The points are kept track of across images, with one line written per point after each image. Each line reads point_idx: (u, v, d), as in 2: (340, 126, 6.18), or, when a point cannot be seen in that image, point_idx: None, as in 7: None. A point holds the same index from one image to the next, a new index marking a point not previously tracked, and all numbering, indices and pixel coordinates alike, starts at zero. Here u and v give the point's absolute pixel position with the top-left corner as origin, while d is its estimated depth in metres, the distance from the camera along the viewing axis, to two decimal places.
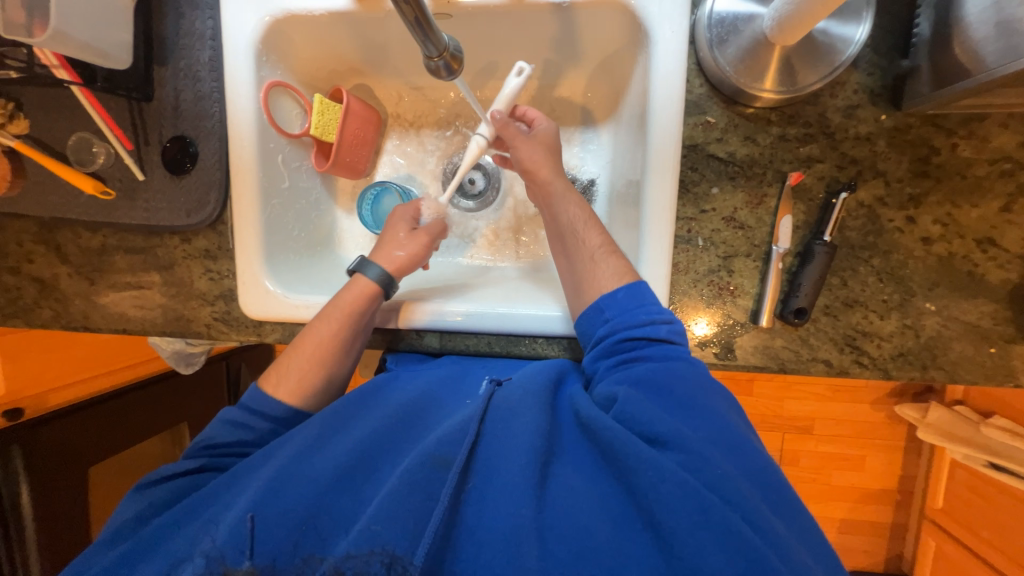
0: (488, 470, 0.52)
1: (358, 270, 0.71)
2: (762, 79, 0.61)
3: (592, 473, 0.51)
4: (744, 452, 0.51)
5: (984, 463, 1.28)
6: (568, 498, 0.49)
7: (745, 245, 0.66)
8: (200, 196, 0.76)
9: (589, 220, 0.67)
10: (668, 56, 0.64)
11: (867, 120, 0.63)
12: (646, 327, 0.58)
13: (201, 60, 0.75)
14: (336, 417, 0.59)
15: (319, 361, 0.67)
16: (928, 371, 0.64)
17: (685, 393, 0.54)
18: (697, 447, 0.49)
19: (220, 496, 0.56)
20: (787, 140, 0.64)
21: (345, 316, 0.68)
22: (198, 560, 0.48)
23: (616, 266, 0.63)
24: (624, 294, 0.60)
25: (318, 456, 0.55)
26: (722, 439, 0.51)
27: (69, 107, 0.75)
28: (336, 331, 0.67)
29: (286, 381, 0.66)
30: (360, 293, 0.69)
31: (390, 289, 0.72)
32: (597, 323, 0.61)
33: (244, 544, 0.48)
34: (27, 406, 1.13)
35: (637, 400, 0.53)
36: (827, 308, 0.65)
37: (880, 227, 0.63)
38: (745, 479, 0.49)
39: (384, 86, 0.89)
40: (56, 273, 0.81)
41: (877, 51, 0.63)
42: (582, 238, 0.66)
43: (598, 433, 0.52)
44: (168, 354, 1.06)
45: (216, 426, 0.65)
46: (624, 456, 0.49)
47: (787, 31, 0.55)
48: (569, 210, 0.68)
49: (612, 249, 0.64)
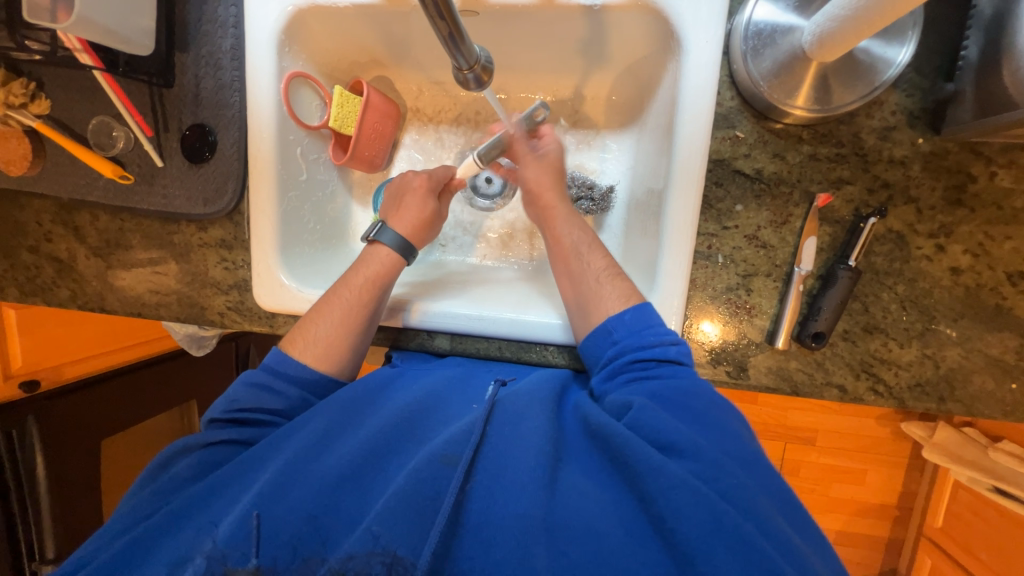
0: (495, 467, 0.52)
1: (373, 237, 0.73)
2: (795, 96, 0.59)
3: (594, 478, 0.52)
4: (758, 466, 0.51)
5: (988, 487, 1.28)
6: (575, 497, 0.49)
7: (766, 264, 0.65)
8: (217, 186, 0.76)
9: (592, 244, 0.68)
10: (700, 67, 0.62)
11: (903, 143, 0.61)
12: (654, 348, 0.58)
13: (222, 48, 0.74)
14: (339, 415, 0.60)
15: (347, 324, 0.67)
16: (945, 403, 0.63)
17: (700, 407, 0.54)
18: (710, 455, 0.50)
19: (230, 485, 0.56)
20: (818, 160, 0.63)
21: (373, 287, 0.69)
22: (199, 560, 0.48)
23: (621, 288, 0.63)
24: (631, 316, 0.60)
25: (323, 453, 0.55)
26: (738, 453, 0.52)
27: (90, 90, 0.75)
28: (364, 299, 0.68)
29: (313, 346, 0.66)
30: (386, 264, 0.72)
31: (410, 255, 0.75)
32: (605, 345, 0.61)
33: (247, 545, 0.49)
34: (44, 378, 1.13)
35: (653, 410, 0.53)
36: (845, 333, 0.64)
37: (908, 254, 0.62)
38: (763, 493, 0.49)
39: (404, 79, 0.88)
40: (74, 253, 0.82)
41: (919, 71, 0.60)
42: (587, 260, 0.66)
43: (609, 441, 0.52)
44: (181, 337, 1.07)
45: (238, 388, 0.66)
46: (635, 463, 0.50)
47: (828, 48, 0.53)
48: (571, 233, 0.69)
49: (618, 273, 0.65)
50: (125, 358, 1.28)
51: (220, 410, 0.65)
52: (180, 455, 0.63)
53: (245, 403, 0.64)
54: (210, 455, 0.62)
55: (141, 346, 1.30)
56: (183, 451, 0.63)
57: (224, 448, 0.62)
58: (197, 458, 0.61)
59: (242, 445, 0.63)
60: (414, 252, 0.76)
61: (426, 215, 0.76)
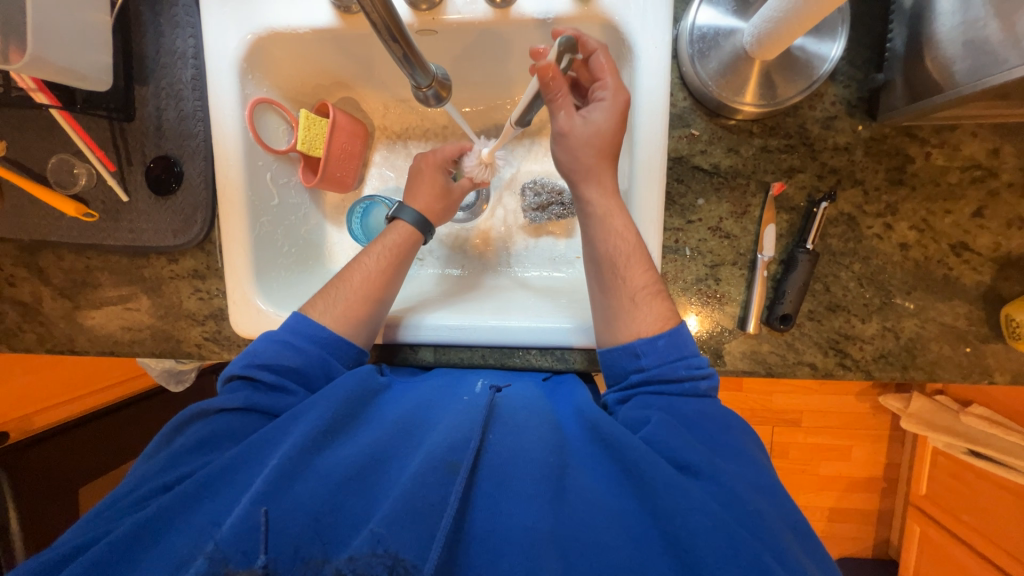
0: (499, 474, 0.53)
1: (394, 215, 0.76)
2: (743, 93, 0.62)
3: (601, 486, 0.53)
4: (772, 492, 0.53)
5: (964, 450, 1.33)
6: (579, 503, 0.50)
7: (731, 254, 0.68)
8: (186, 216, 0.75)
9: (637, 255, 0.63)
10: (652, 70, 0.65)
11: (845, 131, 0.65)
12: (683, 383, 0.59)
13: (183, 79, 0.74)
14: (341, 412, 0.59)
15: (367, 289, 0.70)
16: (908, 371, 0.67)
17: (713, 429, 0.56)
18: (728, 480, 0.51)
19: (232, 478, 0.55)
20: (769, 151, 0.66)
21: (390, 257, 0.73)
22: (199, 561, 0.44)
23: (659, 309, 0.62)
24: (665, 342, 0.60)
25: (323, 456, 0.55)
26: (756, 479, 0.53)
27: (47, 129, 0.74)
28: (384, 266, 0.72)
29: (335, 307, 0.68)
30: (401, 237, 0.75)
31: (426, 233, 0.78)
32: (630, 363, 0.61)
33: (250, 545, 0.45)
34: (13, 429, 1.09)
35: (668, 425, 0.55)
36: (811, 313, 0.67)
37: (859, 234, 0.65)
38: (780, 517, 0.50)
39: (370, 99, 0.90)
40: (39, 295, 0.80)
41: (852, 63, 0.64)
42: (625, 277, 0.63)
43: (623, 454, 0.53)
44: (158, 373, 1.04)
45: (260, 344, 0.65)
46: (653, 480, 0.51)
47: (768, 46, 0.57)
48: (611, 241, 0.64)
49: (657, 291, 0.62)
50: (106, 398, 1.23)
51: (239, 366, 0.63)
52: (193, 423, 0.62)
53: (266, 359, 0.63)
54: (224, 427, 0.60)
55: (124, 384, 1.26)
56: (200, 417, 0.62)
57: (241, 415, 0.61)
58: (212, 429, 0.60)
59: (258, 412, 0.62)
60: (431, 231, 0.79)
61: (440, 190, 0.79)
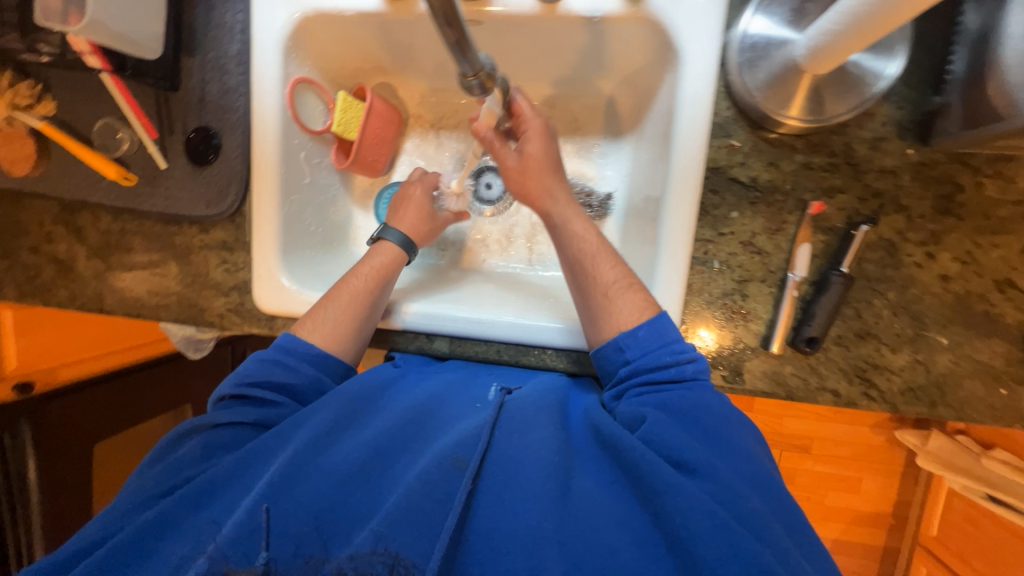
0: (505, 473, 0.52)
1: (379, 236, 0.75)
2: (788, 106, 0.61)
3: (605, 488, 0.52)
4: (769, 489, 0.52)
5: (982, 494, 1.29)
6: (584, 509, 0.49)
7: (761, 270, 0.66)
8: (220, 188, 0.77)
9: (603, 252, 0.64)
10: (696, 77, 0.64)
11: (893, 153, 0.63)
12: (670, 369, 0.58)
13: (229, 53, 0.76)
14: (351, 408, 0.60)
15: (354, 310, 0.68)
16: (937, 408, 0.64)
17: (711, 424, 0.54)
18: (728, 477, 0.50)
19: (239, 476, 0.56)
20: (811, 169, 0.64)
21: (378, 277, 0.71)
22: (199, 562, 0.47)
23: (635, 301, 0.61)
24: (646, 333, 0.59)
25: (331, 449, 0.56)
26: (749, 474, 0.52)
27: (97, 93, 0.76)
28: (371, 287, 0.70)
29: (322, 328, 0.67)
30: (389, 258, 0.73)
31: (413, 253, 0.77)
32: (617, 361, 0.61)
33: (254, 542, 0.47)
34: (38, 379, 1.10)
35: (664, 423, 0.54)
36: (839, 338, 0.65)
37: (899, 261, 0.63)
38: (773, 515, 0.49)
39: (407, 86, 0.90)
40: (74, 254, 0.82)
41: (907, 84, 0.62)
42: (595, 273, 0.63)
43: (622, 455, 0.52)
44: (179, 339, 1.07)
45: (248, 364, 0.66)
46: (651, 479, 0.49)
47: (821, 60, 0.55)
48: (581, 238, 0.65)
49: (630, 284, 0.62)
50: (127, 359, 1.27)
51: (229, 386, 0.65)
52: (186, 437, 0.63)
53: (256, 378, 0.64)
54: (216, 438, 0.61)
55: (145, 347, 1.30)
56: (192, 431, 0.63)
57: (232, 429, 0.62)
58: (206, 439, 0.61)
59: (249, 425, 0.62)
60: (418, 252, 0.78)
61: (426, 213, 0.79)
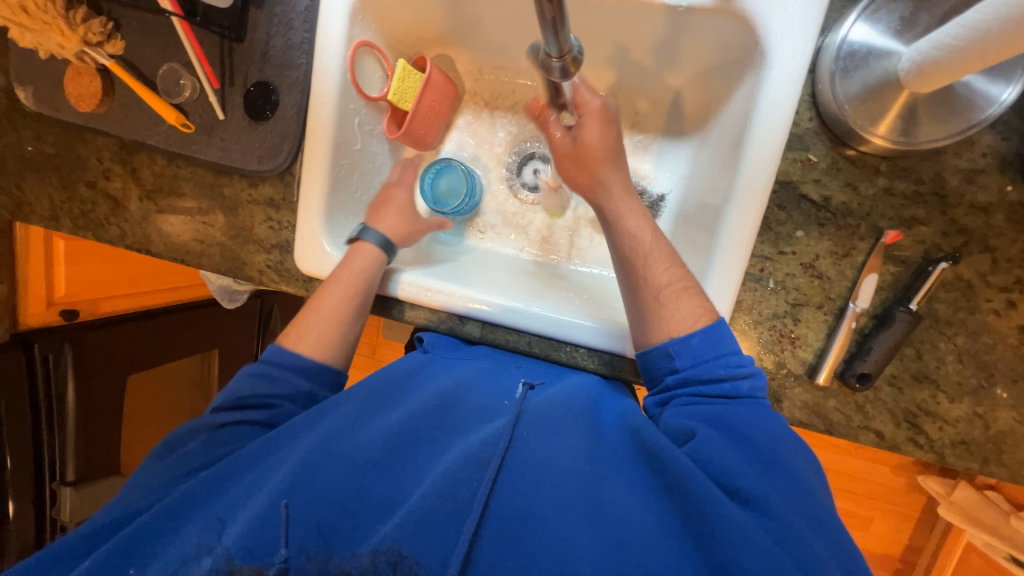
0: (532, 477, 0.51)
1: (357, 237, 0.72)
2: (879, 124, 0.56)
3: (640, 497, 0.50)
4: (828, 530, 0.49)
5: (1004, 554, 1.23)
6: (616, 518, 0.47)
7: (819, 296, 0.62)
8: (273, 145, 0.77)
9: (658, 253, 0.62)
10: (781, 82, 0.59)
11: (989, 189, 0.57)
12: (724, 383, 0.56)
13: (296, 8, 0.74)
14: (370, 400, 0.61)
15: (336, 318, 0.68)
16: (989, 465, 0.60)
17: (765, 447, 0.52)
18: (783, 514, 0.47)
19: (258, 464, 0.56)
20: (893, 195, 0.60)
21: (358, 281, 0.70)
22: (206, 560, 0.47)
23: (690, 305, 0.59)
24: (699, 341, 0.57)
25: (356, 434, 0.56)
26: (807, 512, 0.49)
27: (165, 36, 0.77)
28: (352, 292, 0.69)
29: (307, 337, 0.68)
30: (365, 259, 0.71)
31: (393, 254, 0.74)
32: (665, 367, 0.59)
33: (274, 534, 0.47)
34: (82, 309, 1.16)
35: (716, 443, 0.52)
36: (893, 378, 0.61)
37: (974, 305, 0.59)
38: (832, 560, 0.47)
39: (467, 60, 0.87)
40: (128, 193, 0.84)
41: (1019, 114, 0.56)
42: (646, 275, 0.61)
43: (667, 469, 0.50)
44: (216, 288, 1.10)
45: (238, 377, 0.66)
46: (700, 503, 0.47)
47: (928, 77, 0.50)
48: (639, 236, 0.63)
49: (685, 288, 0.60)
50: (160, 301, 1.33)
51: (223, 399, 0.64)
52: (184, 439, 0.62)
53: (244, 394, 0.64)
54: (219, 436, 0.61)
55: (177, 291, 1.36)
56: (190, 434, 0.62)
57: (236, 429, 0.61)
58: (210, 437, 0.61)
59: (251, 424, 0.62)
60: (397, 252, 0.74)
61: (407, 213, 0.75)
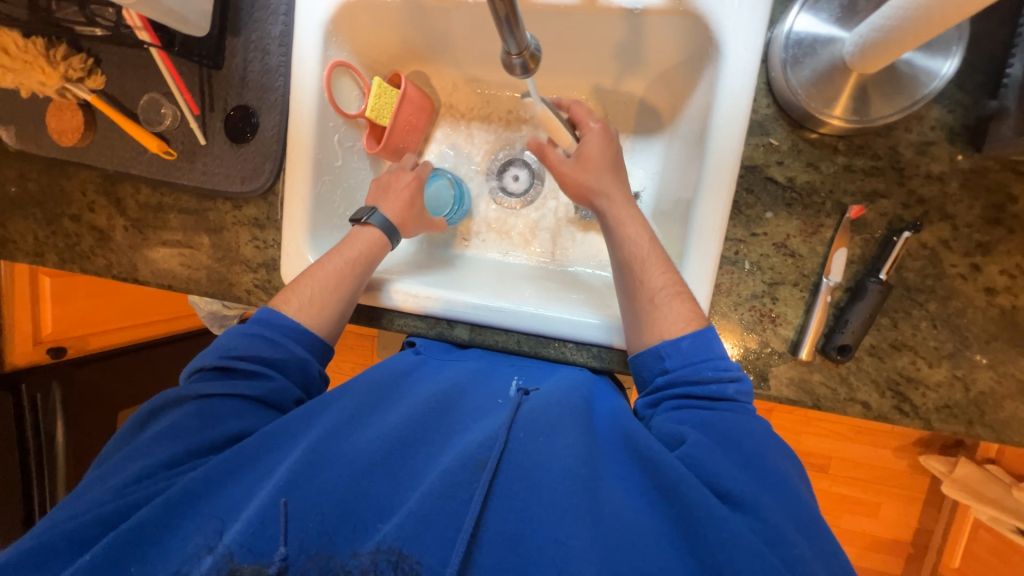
0: (530, 479, 0.51)
1: (364, 220, 0.74)
2: (833, 106, 0.59)
3: (634, 499, 0.50)
4: (814, 530, 0.49)
5: (1011, 528, 1.22)
6: (613, 518, 0.48)
7: (793, 274, 0.64)
8: (255, 166, 0.79)
9: (654, 258, 0.64)
10: (738, 73, 0.62)
11: (941, 159, 0.60)
12: (711, 385, 0.57)
13: (272, 34, 0.77)
14: (367, 400, 0.61)
15: (340, 290, 0.69)
16: (973, 427, 0.62)
17: (755, 450, 0.53)
18: (773, 518, 0.48)
19: (250, 462, 0.55)
20: (853, 171, 0.62)
21: (364, 261, 0.72)
22: (206, 560, 0.46)
23: (682, 310, 0.61)
24: (689, 344, 0.58)
25: (352, 435, 0.56)
26: (795, 514, 0.49)
27: (144, 68, 0.79)
28: (358, 267, 0.71)
29: (307, 306, 0.67)
30: (373, 241, 0.74)
31: (395, 237, 0.76)
32: (655, 368, 0.60)
33: (273, 534, 0.47)
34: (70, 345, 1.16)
35: (709, 448, 0.52)
36: (871, 349, 0.63)
37: (941, 271, 0.61)
38: (818, 561, 0.47)
39: (441, 75, 0.91)
40: (113, 225, 0.85)
41: (961, 87, 0.60)
42: (643, 279, 0.63)
43: (660, 472, 0.50)
44: (205, 314, 1.10)
45: (231, 337, 0.64)
46: (693, 505, 0.48)
47: (870, 58, 0.54)
48: (636, 242, 0.65)
49: (679, 293, 0.61)
50: (152, 333, 1.32)
51: (211, 358, 0.63)
52: (165, 410, 0.61)
53: (241, 352, 0.62)
54: (204, 408, 0.59)
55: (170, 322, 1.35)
56: (171, 404, 0.61)
57: (228, 402, 0.60)
58: (194, 411, 0.59)
59: (238, 397, 0.61)
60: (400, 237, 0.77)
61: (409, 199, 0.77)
